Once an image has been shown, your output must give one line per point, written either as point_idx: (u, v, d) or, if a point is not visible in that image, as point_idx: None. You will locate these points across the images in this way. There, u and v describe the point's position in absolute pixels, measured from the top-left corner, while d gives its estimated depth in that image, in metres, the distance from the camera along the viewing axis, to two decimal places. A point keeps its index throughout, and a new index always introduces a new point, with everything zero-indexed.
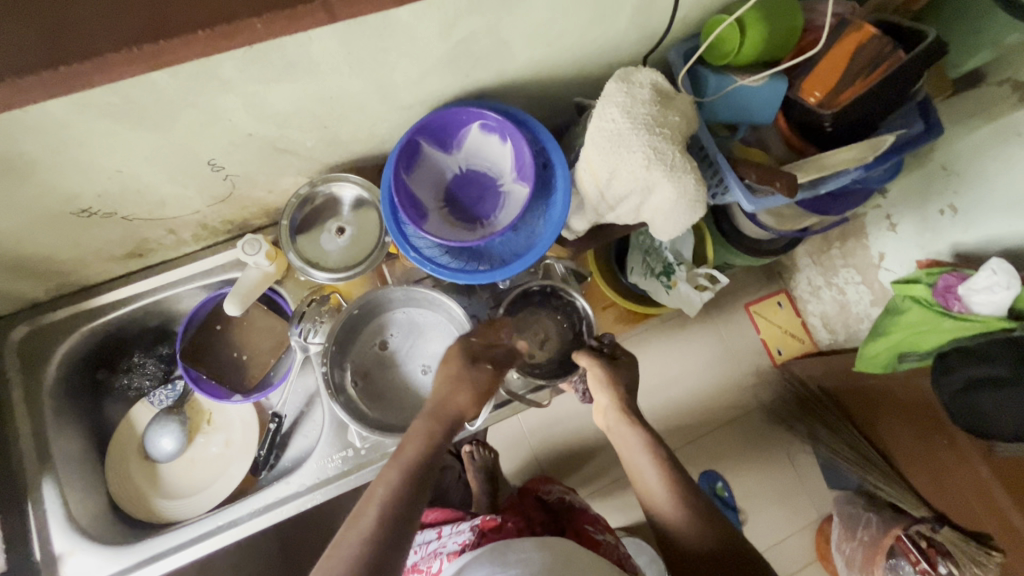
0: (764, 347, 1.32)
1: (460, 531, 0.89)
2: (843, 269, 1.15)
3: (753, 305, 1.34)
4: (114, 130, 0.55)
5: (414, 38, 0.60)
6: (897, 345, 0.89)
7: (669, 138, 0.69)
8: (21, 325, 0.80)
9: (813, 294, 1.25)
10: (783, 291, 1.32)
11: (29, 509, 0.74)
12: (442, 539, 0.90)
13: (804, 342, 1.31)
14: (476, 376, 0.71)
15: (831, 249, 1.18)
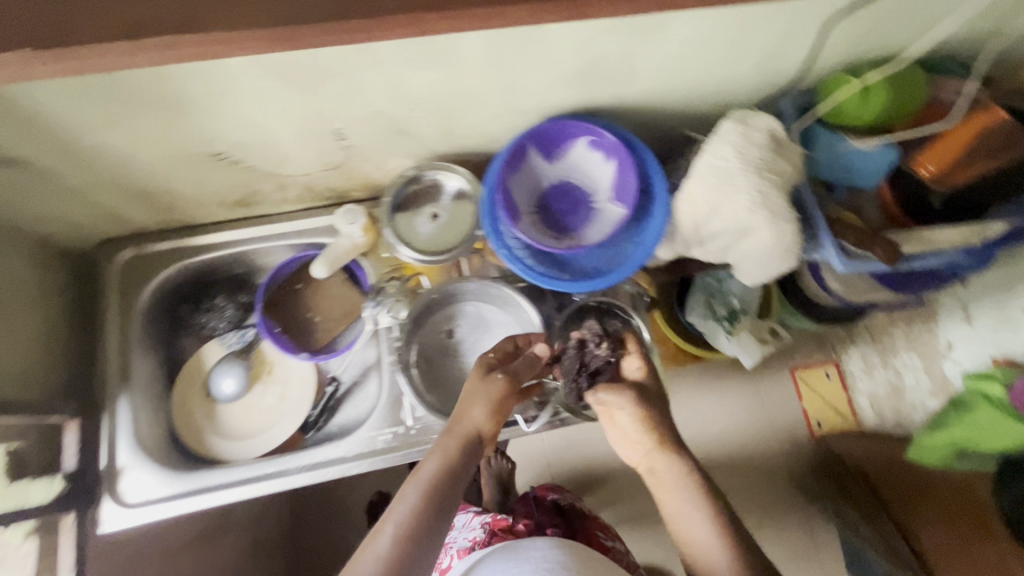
0: (804, 416, 1.24)
1: (471, 528, 0.89)
2: (904, 353, 1.13)
3: (799, 369, 1.25)
4: (271, 87, 0.60)
5: (555, 49, 0.63)
6: (957, 442, 0.86)
7: (777, 185, 0.69)
8: (128, 249, 0.86)
9: (867, 372, 1.19)
10: (834, 361, 1.23)
11: (104, 420, 0.79)
12: (453, 533, 0.90)
13: (846, 419, 1.23)
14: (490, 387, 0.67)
15: (896, 329, 1.15)
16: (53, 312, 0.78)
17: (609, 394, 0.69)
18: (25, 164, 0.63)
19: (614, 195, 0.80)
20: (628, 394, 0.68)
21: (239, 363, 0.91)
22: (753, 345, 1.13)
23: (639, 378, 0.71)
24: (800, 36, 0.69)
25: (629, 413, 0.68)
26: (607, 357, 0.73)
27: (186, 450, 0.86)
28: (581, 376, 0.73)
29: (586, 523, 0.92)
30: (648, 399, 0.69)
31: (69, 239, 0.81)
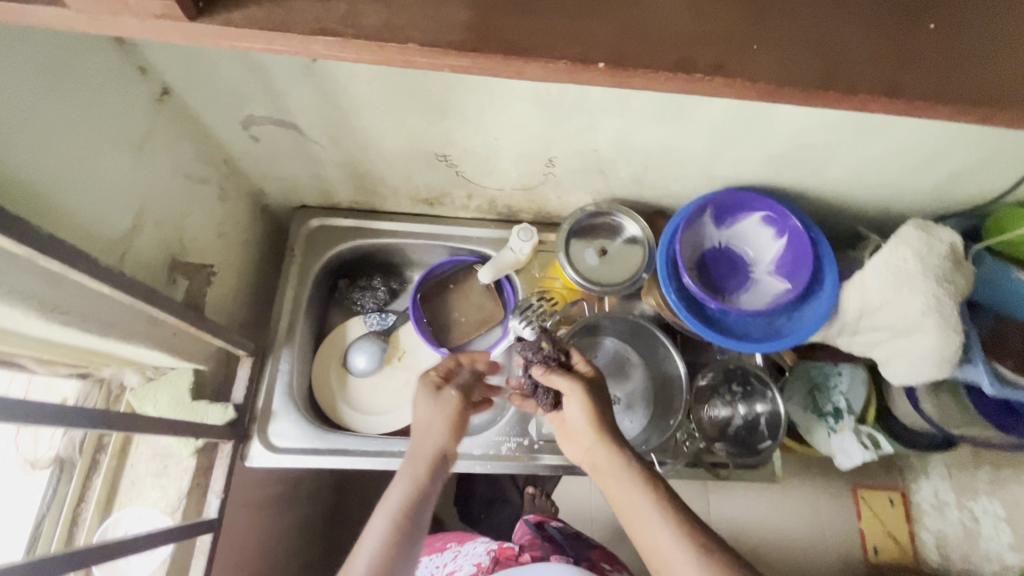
0: (860, 540, 1.28)
1: (475, 555, 0.91)
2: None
3: (864, 490, 1.31)
4: (527, 111, 0.68)
5: (776, 129, 0.69)
6: None
7: (952, 296, 0.72)
8: (317, 218, 0.95)
9: (938, 509, 1.24)
10: (901, 489, 1.29)
11: (267, 365, 0.85)
12: (457, 561, 0.92)
13: (908, 555, 1.25)
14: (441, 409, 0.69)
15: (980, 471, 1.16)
16: (249, 257, 0.87)
17: (562, 382, 0.67)
18: (295, 129, 0.73)
19: (776, 270, 0.85)
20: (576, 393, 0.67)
21: (376, 346, 0.97)
22: (855, 451, 1.09)
23: (588, 373, 0.69)
24: (998, 166, 0.74)
25: (577, 403, 0.66)
26: (552, 358, 0.71)
27: (317, 412, 0.92)
28: (541, 391, 0.73)
29: (591, 556, 0.96)
30: (598, 393, 0.68)
31: (275, 197, 0.91)
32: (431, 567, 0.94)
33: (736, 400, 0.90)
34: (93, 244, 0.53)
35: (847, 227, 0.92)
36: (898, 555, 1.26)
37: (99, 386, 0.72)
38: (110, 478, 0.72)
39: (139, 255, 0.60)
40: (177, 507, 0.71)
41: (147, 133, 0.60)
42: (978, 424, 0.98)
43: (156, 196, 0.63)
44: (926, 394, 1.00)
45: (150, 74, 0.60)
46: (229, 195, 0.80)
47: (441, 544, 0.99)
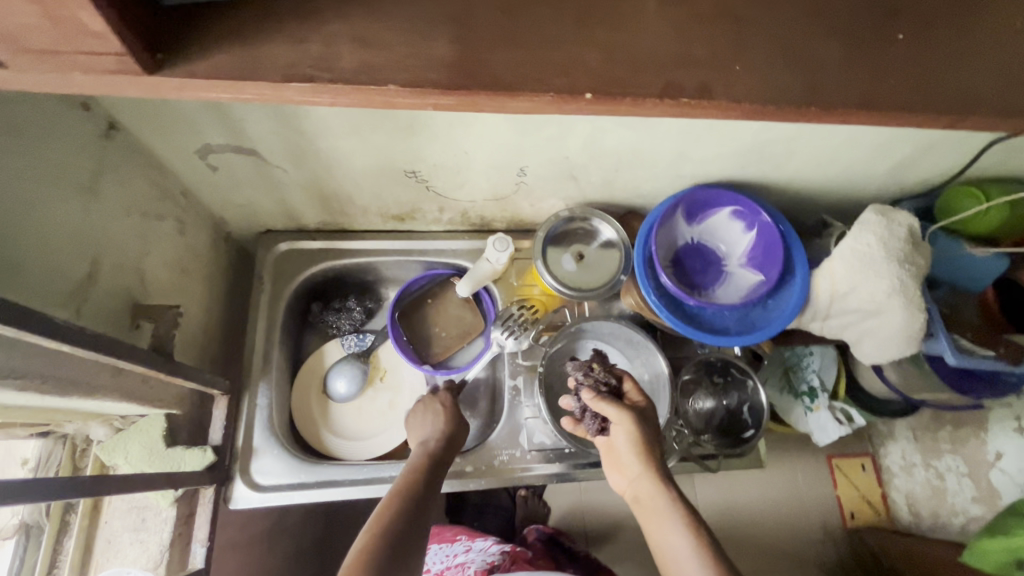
0: (838, 506, 1.38)
1: (489, 552, 0.87)
2: (949, 455, 1.22)
3: (837, 458, 1.40)
4: (495, 124, 0.67)
5: (740, 128, 0.71)
6: (1017, 549, 0.82)
7: (914, 276, 0.75)
8: (284, 242, 0.91)
9: (905, 470, 1.31)
10: (870, 455, 1.38)
11: (244, 400, 0.82)
12: (469, 554, 0.88)
13: (880, 514, 1.34)
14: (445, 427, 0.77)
15: (940, 431, 1.25)
16: (214, 289, 0.83)
17: (610, 409, 0.68)
18: (256, 155, 0.70)
19: (748, 262, 0.87)
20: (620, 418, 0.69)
21: (357, 368, 0.94)
22: (831, 427, 1.14)
23: (638, 403, 0.70)
24: (947, 150, 0.77)
25: (626, 431, 0.67)
26: (606, 384, 0.72)
27: (300, 443, 0.89)
28: (590, 416, 0.73)
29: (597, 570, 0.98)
30: (645, 422, 0.69)
31: (237, 224, 0.87)
32: (440, 557, 0.90)
33: (718, 392, 0.92)
34: (48, 298, 0.49)
35: (809, 215, 0.95)
36: (874, 518, 1.35)
37: (64, 441, 0.68)
38: (83, 538, 0.67)
39: (96, 305, 0.56)
40: (160, 561, 0.68)
41: (97, 173, 0.57)
42: (940, 391, 1.03)
43: (112, 238, 0.59)
44: (889, 366, 1.05)
45: (93, 109, 0.56)
46: (188, 227, 0.76)
47: (450, 534, 0.95)
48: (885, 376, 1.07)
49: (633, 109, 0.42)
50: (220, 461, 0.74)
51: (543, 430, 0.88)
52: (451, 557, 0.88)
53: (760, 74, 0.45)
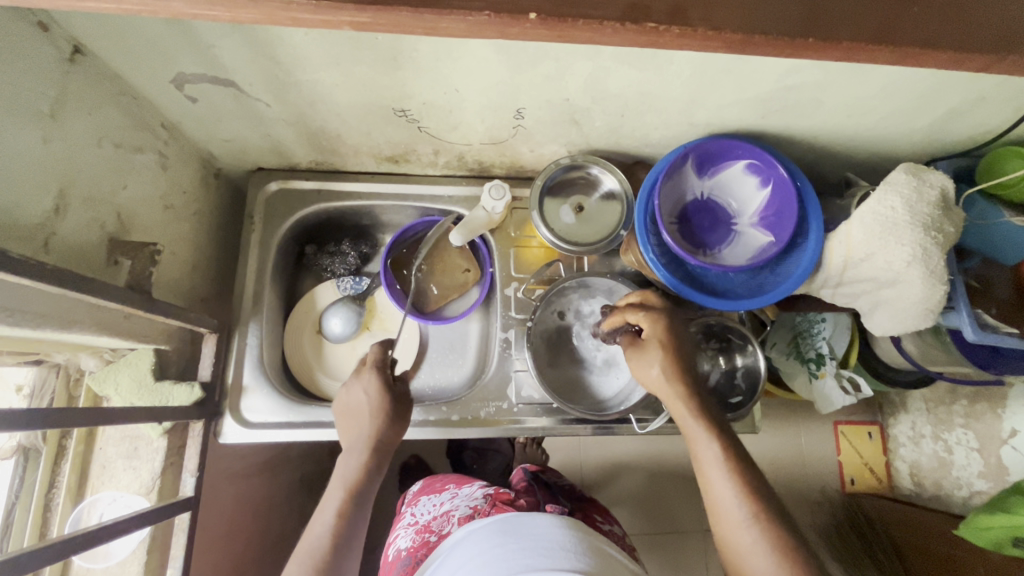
0: (838, 471, 1.39)
1: (473, 497, 0.89)
2: (959, 428, 1.14)
3: (843, 424, 1.41)
4: (484, 57, 0.61)
5: (758, 71, 0.63)
6: (1017, 529, 0.80)
7: (940, 244, 0.68)
8: (276, 180, 0.89)
9: (913, 440, 1.28)
10: (878, 424, 1.38)
11: (234, 339, 0.82)
12: (454, 502, 0.90)
13: (880, 480, 1.35)
14: (372, 440, 0.70)
15: (954, 405, 1.16)
16: (201, 226, 0.82)
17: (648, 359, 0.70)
18: (234, 86, 0.66)
19: (761, 221, 0.80)
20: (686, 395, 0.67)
21: (352, 311, 0.94)
22: (834, 398, 1.12)
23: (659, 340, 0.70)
24: (999, 102, 0.68)
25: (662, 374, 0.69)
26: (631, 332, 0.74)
27: (295, 385, 0.90)
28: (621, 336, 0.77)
29: (585, 507, 1.00)
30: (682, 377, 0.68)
31: (227, 161, 0.85)
32: (428, 507, 0.92)
33: (717, 354, 0.89)
34: (9, 231, 0.49)
35: (834, 171, 0.87)
36: (874, 484, 1.36)
37: (56, 370, 0.69)
38: (79, 463, 0.71)
39: (66, 239, 0.56)
40: (152, 487, 0.71)
41: (59, 100, 0.54)
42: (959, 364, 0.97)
43: (82, 170, 0.57)
44: (907, 335, 0.99)
45: (52, 31, 0.53)
46: (172, 162, 0.74)
47: (440, 485, 0.98)
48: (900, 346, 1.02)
49: (598, 32, 0.39)
50: (208, 398, 0.76)
51: (532, 384, 0.87)
52: (437, 506, 0.90)
53: (752, 4, 0.41)
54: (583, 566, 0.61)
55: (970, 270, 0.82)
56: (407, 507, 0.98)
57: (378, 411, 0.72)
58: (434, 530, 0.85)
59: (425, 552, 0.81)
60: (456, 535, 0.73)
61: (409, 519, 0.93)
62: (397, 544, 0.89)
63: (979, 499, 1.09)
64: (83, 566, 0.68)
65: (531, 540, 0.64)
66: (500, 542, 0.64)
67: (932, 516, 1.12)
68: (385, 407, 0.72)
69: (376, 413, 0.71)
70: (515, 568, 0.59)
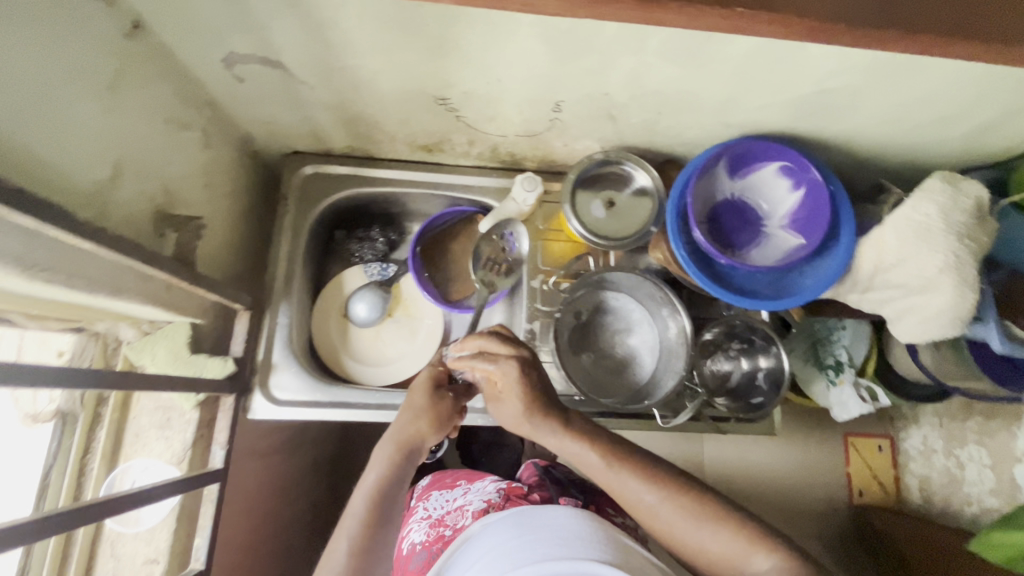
0: (847, 482, 1.38)
1: (486, 492, 0.91)
2: (972, 444, 1.14)
3: (853, 436, 1.40)
4: (531, 48, 0.62)
5: (801, 73, 0.63)
6: None
7: (972, 254, 0.68)
8: (312, 164, 0.90)
9: (924, 456, 1.27)
10: (889, 437, 1.38)
11: (265, 318, 0.84)
12: (467, 497, 0.92)
13: (888, 493, 1.35)
14: (405, 432, 0.71)
15: (968, 421, 1.16)
16: (238, 205, 0.84)
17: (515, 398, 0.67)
18: (282, 68, 0.67)
19: (791, 224, 0.81)
20: (557, 424, 0.67)
21: (378, 296, 0.95)
22: (851, 405, 1.10)
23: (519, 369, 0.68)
24: None
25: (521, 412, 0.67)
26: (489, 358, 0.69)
27: (320, 365, 0.92)
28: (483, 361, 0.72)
29: (597, 500, 1.00)
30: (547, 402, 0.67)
31: (265, 143, 0.86)
32: (440, 501, 0.93)
33: (739, 355, 0.90)
34: (70, 197, 0.50)
35: (866, 178, 0.87)
36: (881, 495, 1.35)
37: (96, 338, 0.71)
38: (113, 430, 0.72)
39: (118, 209, 0.57)
40: (183, 458, 0.73)
41: (119, 73, 0.55)
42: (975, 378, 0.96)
43: (136, 142, 0.59)
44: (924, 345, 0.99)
45: (117, 5, 0.54)
46: (214, 141, 0.75)
47: (450, 481, 0.99)
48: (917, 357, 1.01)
49: None
50: (239, 373, 0.77)
51: (554, 375, 0.88)
52: (450, 502, 0.92)
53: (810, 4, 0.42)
54: (600, 555, 0.61)
55: (997, 283, 0.82)
56: (417, 502, 0.97)
57: (417, 400, 0.73)
58: (448, 525, 0.86)
59: (441, 546, 0.82)
60: (472, 528, 0.74)
61: (421, 513, 0.93)
62: (412, 538, 0.88)
63: (989, 516, 1.08)
64: (114, 531, 0.70)
65: (548, 531, 0.65)
66: (515, 535, 0.65)
67: (942, 531, 1.12)
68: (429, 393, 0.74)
69: (421, 407, 0.73)
70: (533, 558, 0.60)
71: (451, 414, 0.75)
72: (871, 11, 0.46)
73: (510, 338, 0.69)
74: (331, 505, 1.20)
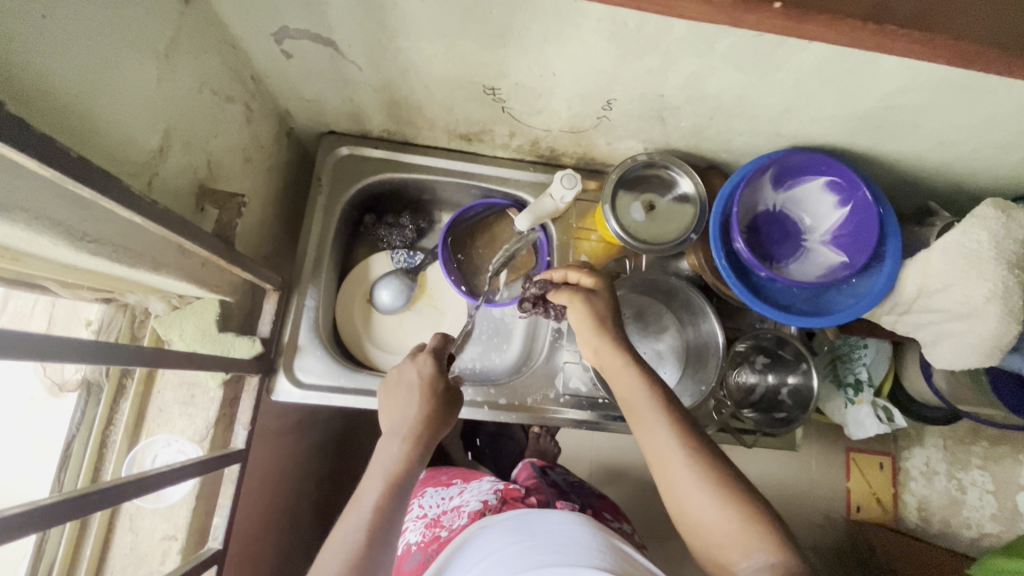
0: (845, 496, 1.35)
1: (483, 492, 0.88)
2: (976, 469, 1.13)
3: (855, 452, 1.36)
4: (592, 42, 0.60)
5: (867, 88, 0.62)
6: None
7: (1021, 285, 0.67)
8: (347, 144, 0.88)
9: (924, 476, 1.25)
10: (890, 455, 1.34)
11: (292, 299, 0.83)
12: (464, 497, 0.89)
13: (886, 511, 1.32)
14: (416, 424, 0.66)
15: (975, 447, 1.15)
16: (272, 182, 0.82)
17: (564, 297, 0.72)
18: (332, 46, 0.65)
19: (833, 240, 0.79)
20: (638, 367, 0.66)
21: (404, 284, 0.94)
22: (868, 424, 1.09)
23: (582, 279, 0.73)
24: None
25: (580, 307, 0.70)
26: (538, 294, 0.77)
27: (343, 348, 0.91)
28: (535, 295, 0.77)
29: (595, 504, 0.99)
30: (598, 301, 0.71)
31: (303, 121, 0.84)
32: (436, 500, 0.92)
33: (765, 368, 0.89)
34: (121, 166, 0.49)
35: (910, 199, 0.86)
36: (879, 513, 1.33)
37: (124, 309, 0.70)
38: (137, 403, 0.72)
39: (165, 180, 0.56)
40: (205, 436, 0.71)
41: (174, 40, 0.54)
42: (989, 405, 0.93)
43: (185, 112, 0.58)
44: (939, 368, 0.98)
45: None
46: (255, 115, 0.73)
47: (445, 479, 0.98)
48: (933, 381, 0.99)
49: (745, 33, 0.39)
50: (266, 353, 0.76)
51: (580, 376, 0.87)
52: (446, 501, 0.90)
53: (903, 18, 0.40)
54: (599, 562, 0.59)
55: None
56: (413, 499, 0.96)
57: (427, 393, 0.69)
58: (444, 525, 0.84)
59: (436, 548, 0.80)
60: (472, 531, 0.73)
61: (417, 512, 0.92)
62: (408, 538, 0.87)
63: (987, 542, 1.08)
64: (134, 505, 0.70)
65: (544, 538, 0.63)
66: (513, 541, 0.64)
67: (937, 550, 1.11)
68: (438, 389, 0.70)
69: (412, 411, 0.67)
70: (523, 565, 0.58)
71: (455, 414, 0.71)
72: (966, 29, 0.43)
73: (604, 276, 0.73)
74: (336, 487, 1.19)
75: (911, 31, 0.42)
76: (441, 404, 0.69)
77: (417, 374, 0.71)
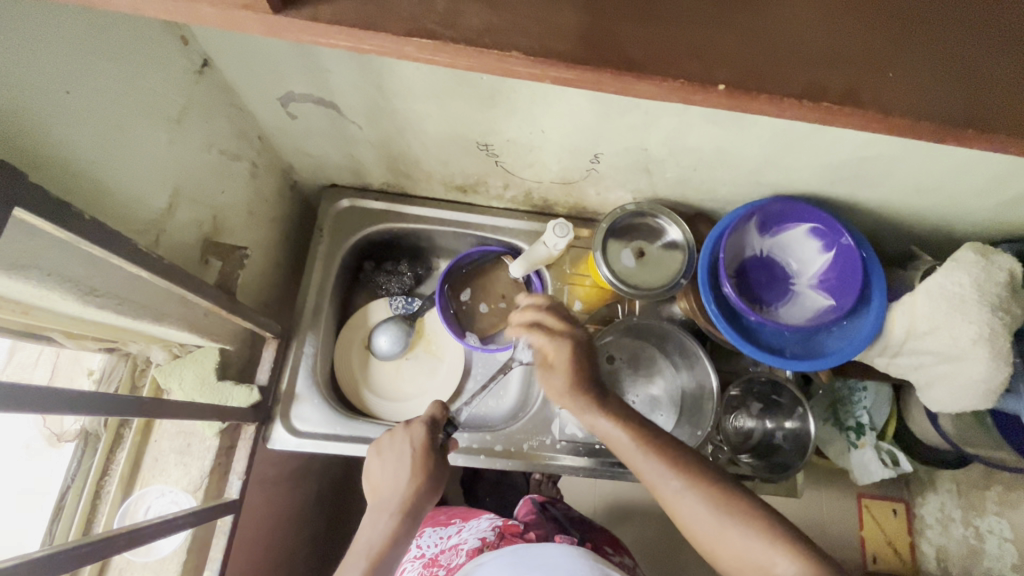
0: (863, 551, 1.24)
1: (481, 529, 0.86)
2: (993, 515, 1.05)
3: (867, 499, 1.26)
4: (575, 104, 0.64)
5: (837, 142, 0.65)
6: None
7: (1006, 326, 0.68)
8: (348, 196, 0.92)
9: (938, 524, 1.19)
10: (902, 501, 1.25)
11: (291, 346, 0.84)
12: (461, 535, 0.86)
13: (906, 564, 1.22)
14: (405, 502, 0.66)
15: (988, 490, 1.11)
16: (274, 234, 0.85)
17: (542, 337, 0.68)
18: (334, 108, 0.69)
19: (820, 283, 0.81)
20: (600, 402, 0.67)
21: (402, 330, 0.95)
22: (871, 467, 1.06)
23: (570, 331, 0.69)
24: None
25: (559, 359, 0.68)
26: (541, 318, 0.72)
27: (341, 395, 0.91)
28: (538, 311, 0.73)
29: (595, 538, 0.96)
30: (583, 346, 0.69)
31: (305, 175, 0.88)
32: (434, 538, 0.89)
33: (762, 414, 0.90)
34: (131, 225, 0.52)
35: (896, 242, 0.87)
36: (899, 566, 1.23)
37: (126, 359, 0.72)
38: (134, 452, 0.72)
39: (172, 236, 0.59)
40: (199, 486, 0.72)
41: (186, 107, 0.58)
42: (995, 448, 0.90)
43: (193, 172, 0.61)
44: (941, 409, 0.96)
45: (191, 44, 0.57)
46: (261, 172, 0.77)
47: (444, 517, 0.95)
48: (936, 422, 0.97)
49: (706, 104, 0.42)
50: (263, 402, 0.77)
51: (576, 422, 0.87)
52: (444, 539, 0.87)
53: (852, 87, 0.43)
54: None
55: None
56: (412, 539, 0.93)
57: (419, 472, 0.68)
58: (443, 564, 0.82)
59: None
60: (466, 568, 0.71)
61: (415, 552, 0.89)
62: None
63: None
64: (124, 559, 0.69)
65: None
66: None
67: None
68: (429, 466, 0.69)
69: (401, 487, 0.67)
70: None
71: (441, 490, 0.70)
72: (919, 91, 0.46)
73: (565, 316, 0.71)
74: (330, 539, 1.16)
75: (851, 107, 0.45)
76: (430, 484, 0.68)
77: (410, 445, 0.70)
